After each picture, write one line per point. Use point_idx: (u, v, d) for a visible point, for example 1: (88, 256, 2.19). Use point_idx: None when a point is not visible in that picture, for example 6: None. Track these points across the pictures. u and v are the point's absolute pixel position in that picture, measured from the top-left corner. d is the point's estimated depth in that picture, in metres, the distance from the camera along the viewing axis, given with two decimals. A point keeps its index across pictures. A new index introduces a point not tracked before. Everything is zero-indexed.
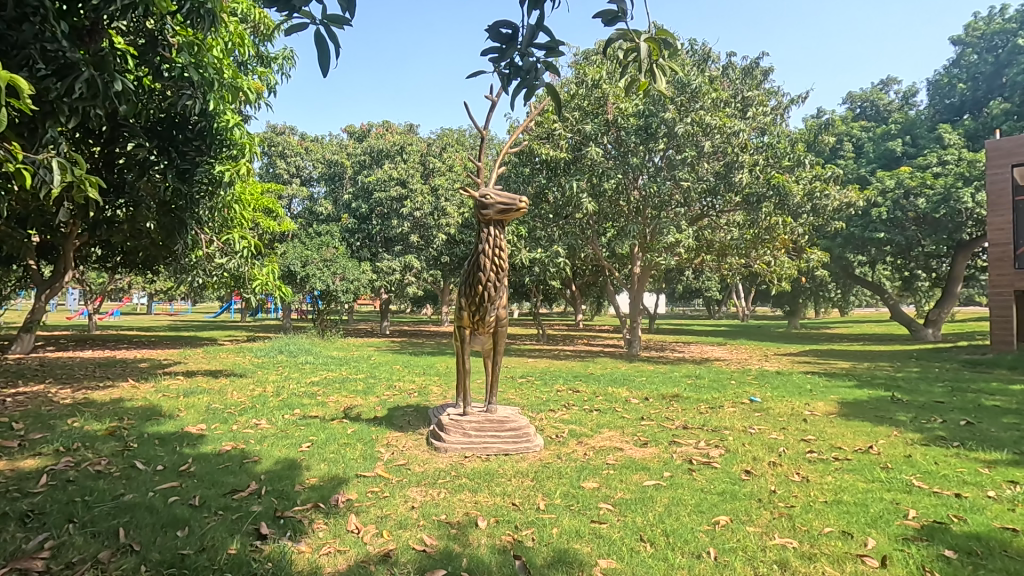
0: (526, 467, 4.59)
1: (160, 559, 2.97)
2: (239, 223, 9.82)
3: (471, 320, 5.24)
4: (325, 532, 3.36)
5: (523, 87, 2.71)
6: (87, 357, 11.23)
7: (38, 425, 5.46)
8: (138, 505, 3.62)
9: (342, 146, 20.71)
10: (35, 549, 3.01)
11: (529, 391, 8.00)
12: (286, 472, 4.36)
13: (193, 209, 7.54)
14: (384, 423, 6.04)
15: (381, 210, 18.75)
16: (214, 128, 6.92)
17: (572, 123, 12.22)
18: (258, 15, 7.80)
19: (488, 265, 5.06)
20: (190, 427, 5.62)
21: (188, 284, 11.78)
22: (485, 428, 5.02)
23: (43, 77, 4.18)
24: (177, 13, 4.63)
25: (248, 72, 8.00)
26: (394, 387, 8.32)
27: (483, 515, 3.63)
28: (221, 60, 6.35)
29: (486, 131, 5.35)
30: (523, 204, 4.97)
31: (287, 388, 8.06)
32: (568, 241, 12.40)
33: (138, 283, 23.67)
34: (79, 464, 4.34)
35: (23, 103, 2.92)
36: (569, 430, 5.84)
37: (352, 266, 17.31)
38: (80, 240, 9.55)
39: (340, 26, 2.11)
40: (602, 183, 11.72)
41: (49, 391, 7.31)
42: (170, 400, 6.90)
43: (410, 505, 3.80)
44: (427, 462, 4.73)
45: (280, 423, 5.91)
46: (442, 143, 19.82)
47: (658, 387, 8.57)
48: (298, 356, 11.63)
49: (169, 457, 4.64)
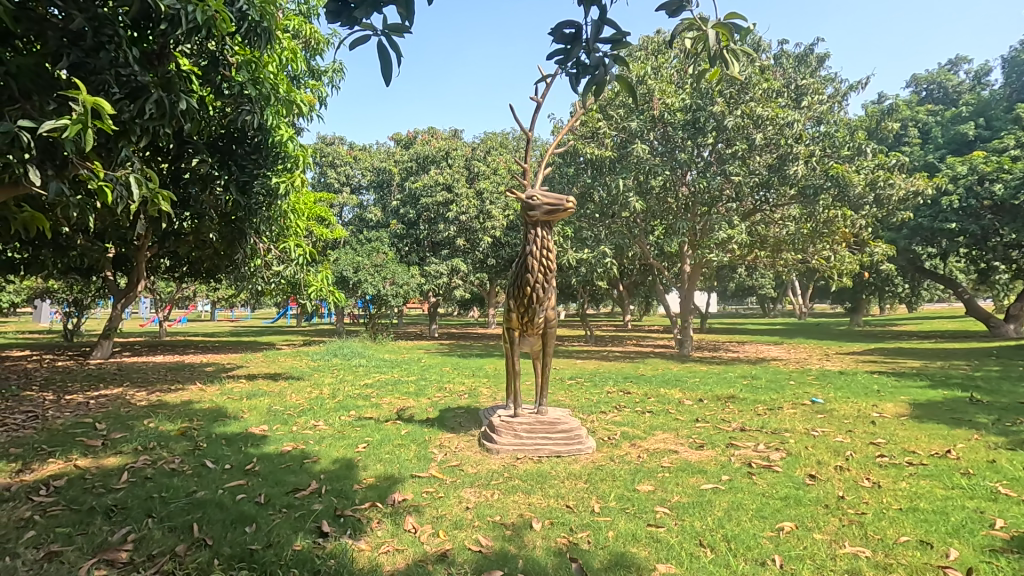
0: (579, 469, 4.56)
1: (232, 553, 3.11)
2: (294, 231, 10.18)
3: (520, 322, 5.23)
4: (384, 531, 3.44)
5: (592, 85, 2.68)
6: (159, 362, 11.89)
7: (119, 425, 5.84)
8: (210, 502, 3.81)
9: (390, 154, 21.33)
10: (120, 541, 3.22)
11: (580, 392, 7.94)
12: (344, 472, 4.49)
13: (252, 221, 7.99)
14: (436, 424, 6.13)
15: (428, 215, 19.05)
16: (270, 141, 7.23)
17: (617, 121, 12.13)
18: (309, 31, 8.12)
19: (537, 267, 5.04)
20: (253, 428, 5.86)
21: (247, 290, 12.32)
22: (537, 430, 5.01)
23: (117, 100, 4.41)
24: (235, 33, 4.92)
25: (301, 86, 8.34)
26: (444, 390, 8.41)
27: (538, 517, 3.62)
28: (277, 76, 6.63)
29: (532, 134, 5.39)
30: (571, 204, 4.95)
31: (342, 390, 8.30)
32: (615, 241, 12.22)
33: (203, 292, 24.91)
34: (155, 462, 4.61)
35: (103, 123, 3.50)
36: (622, 432, 5.75)
37: (401, 271, 17.61)
38: (151, 252, 10.15)
39: (401, 35, 2.15)
40: (649, 181, 11.49)
41: (125, 394, 7.77)
42: (234, 402, 7.23)
43: (465, 505, 3.84)
44: (480, 463, 4.75)
45: (337, 424, 6.09)
46: (486, 146, 19.98)
47: (713, 388, 8.32)
48: (350, 360, 11.95)
49: (236, 456, 4.85)
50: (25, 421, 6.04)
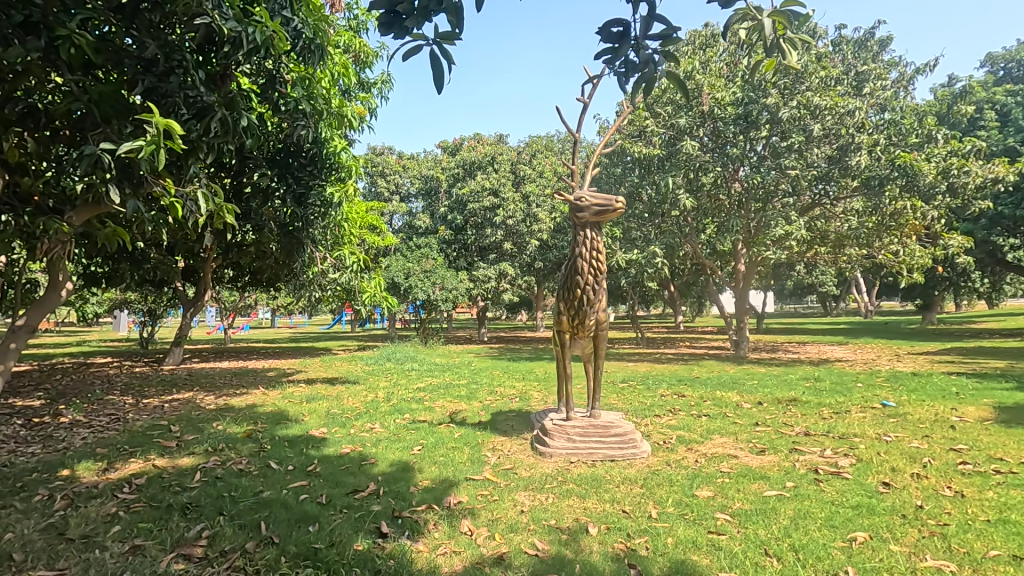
0: (635, 474, 4.47)
1: (297, 551, 3.23)
2: (349, 239, 10.52)
3: (570, 324, 5.19)
4: (440, 533, 3.48)
5: (643, 83, 2.63)
6: (225, 367, 12.53)
7: (190, 428, 6.18)
8: (275, 501, 3.96)
9: (437, 161, 21.73)
10: (195, 537, 3.41)
11: (632, 396, 7.79)
12: (400, 474, 4.57)
13: (308, 230, 8.32)
14: (488, 427, 6.16)
15: (475, 220, 19.26)
16: (323, 153, 7.47)
17: (665, 118, 11.91)
18: (358, 45, 8.39)
19: (587, 269, 5.00)
20: (313, 430, 6.08)
21: (305, 298, 12.80)
22: (590, 434, 4.96)
23: (185, 121, 4.63)
24: (290, 52, 5.14)
25: (352, 99, 8.61)
26: (495, 393, 8.45)
27: (594, 521, 3.57)
28: (329, 90, 6.86)
29: (580, 135, 5.38)
30: (620, 204, 4.89)
31: (396, 394, 8.48)
32: (664, 240, 11.97)
33: (263, 300, 26.06)
34: (224, 463, 4.85)
35: (173, 142, 3.73)
36: (678, 436, 5.60)
37: (450, 276, 17.87)
38: (216, 263, 10.70)
39: (452, 42, 2.18)
40: (700, 178, 11.21)
41: (196, 398, 8.21)
42: (295, 406, 7.52)
43: (520, 508, 3.84)
44: (533, 466, 4.75)
45: (392, 427, 6.23)
46: (531, 151, 20.07)
47: (773, 391, 8.00)
48: (403, 364, 12.21)
49: (298, 458, 5.04)
50: (108, 423, 6.49)
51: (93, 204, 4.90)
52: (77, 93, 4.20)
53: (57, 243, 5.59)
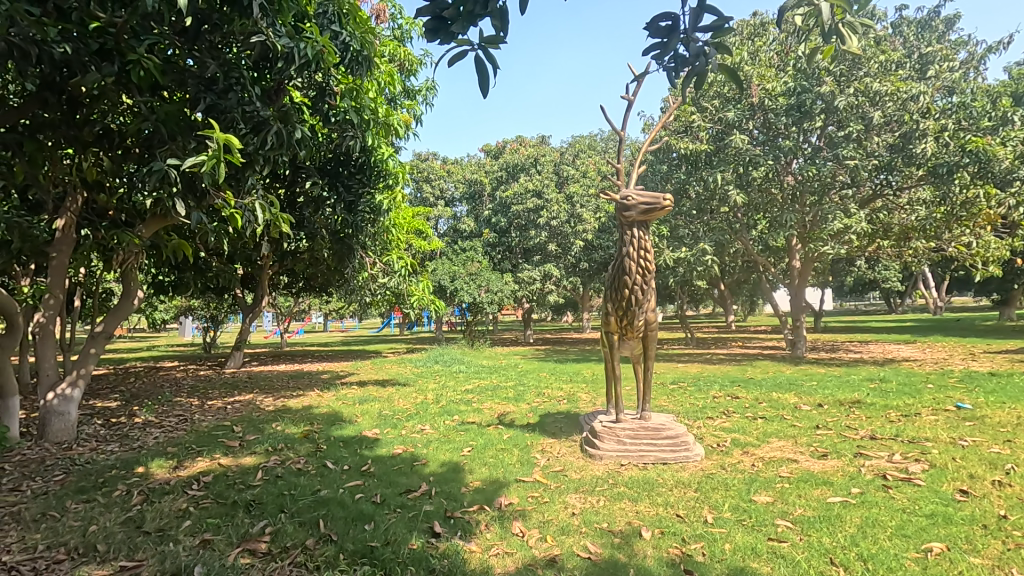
0: (688, 477, 4.37)
1: (355, 549, 3.32)
2: (397, 244, 10.75)
3: (619, 325, 5.12)
4: (493, 534, 3.50)
5: (693, 77, 2.55)
6: (282, 370, 13.05)
7: (252, 428, 6.47)
8: (333, 500, 4.09)
9: (481, 165, 21.97)
10: (259, 533, 3.56)
11: (683, 397, 7.61)
12: (451, 475, 4.63)
13: (359, 236, 8.56)
14: (536, 429, 6.16)
15: (520, 222, 19.30)
16: (372, 161, 7.66)
17: (712, 112, 11.62)
18: (403, 54, 8.58)
19: (635, 268, 4.92)
20: (366, 431, 6.24)
21: (356, 302, 13.16)
22: (641, 436, 4.88)
23: (244, 135, 4.84)
24: (340, 64, 5.29)
25: (398, 107, 8.81)
26: (543, 395, 8.44)
27: (647, 525, 3.51)
28: (376, 99, 7.04)
29: (625, 133, 5.31)
30: (668, 201, 4.78)
31: (444, 395, 8.60)
32: (714, 237, 11.65)
33: (316, 305, 26.97)
34: (283, 462, 5.05)
35: (232, 156, 3.91)
36: (732, 439, 5.43)
37: (496, 278, 17.97)
38: (272, 269, 11.17)
39: (497, 46, 2.19)
40: (750, 172, 10.86)
41: (255, 400, 8.59)
42: (349, 407, 7.74)
43: (571, 511, 3.81)
44: (584, 468, 4.71)
45: (442, 429, 6.32)
46: (574, 151, 20.26)
47: (833, 392, 7.64)
48: (451, 366, 12.37)
49: (353, 458, 5.19)
50: (177, 423, 6.88)
51: (160, 216, 5.22)
52: (146, 113, 4.47)
53: (128, 254, 6.00)
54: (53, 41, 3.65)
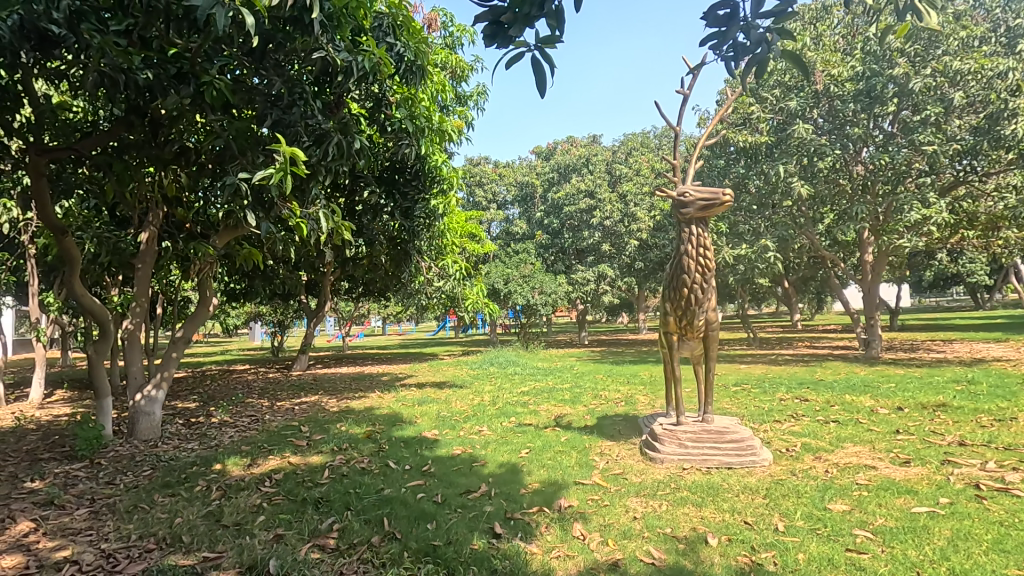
0: (756, 483, 4.19)
1: (418, 547, 3.38)
2: (452, 248, 10.92)
3: (678, 325, 4.99)
4: (553, 536, 3.49)
5: (755, 67, 2.43)
6: (344, 373, 13.52)
7: (318, 428, 6.74)
8: (396, 499, 4.19)
9: (532, 167, 22.06)
10: (327, 529, 3.70)
11: (748, 400, 7.33)
12: (510, 476, 4.65)
13: (415, 241, 8.76)
14: (595, 432, 6.08)
15: (572, 223, 19.20)
16: (426, 167, 7.83)
17: (773, 103, 11.16)
18: (455, 61, 8.74)
19: (694, 267, 4.78)
20: (426, 432, 6.36)
21: (413, 306, 13.46)
22: (704, 439, 4.72)
23: (308, 147, 5.07)
24: (395, 75, 5.46)
25: (450, 113, 8.97)
26: (600, 397, 8.34)
27: (714, 532, 3.39)
28: (429, 106, 7.19)
29: (680, 128, 5.18)
30: (729, 196, 4.61)
31: (501, 397, 8.65)
32: (777, 233, 11.16)
33: (375, 310, 27.81)
34: (348, 461, 5.23)
35: (297, 167, 4.11)
36: (803, 444, 5.17)
37: (549, 280, 17.93)
38: (334, 275, 11.60)
39: (553, 46, 2.18)
40: (815, 164, 10.34)
41: (321, 401, 8.96)
42: (408, 408, 7.92)
43: (632, 515, 3.74)
44: (645, 472, 4.60)
45: (500, 430, 6.35)
46: (627, 149, 19.83)
47: (915, 395, 7.13)
48: (506, 368, 12.43)
49: (414, 458, 5.31)
50: (250, 423, 7.26)
51: (233, 227, 5.54)
52: (219, 131, 4.76)
53: (205, 262, 6.40)
54: (137, 68, 3.95)
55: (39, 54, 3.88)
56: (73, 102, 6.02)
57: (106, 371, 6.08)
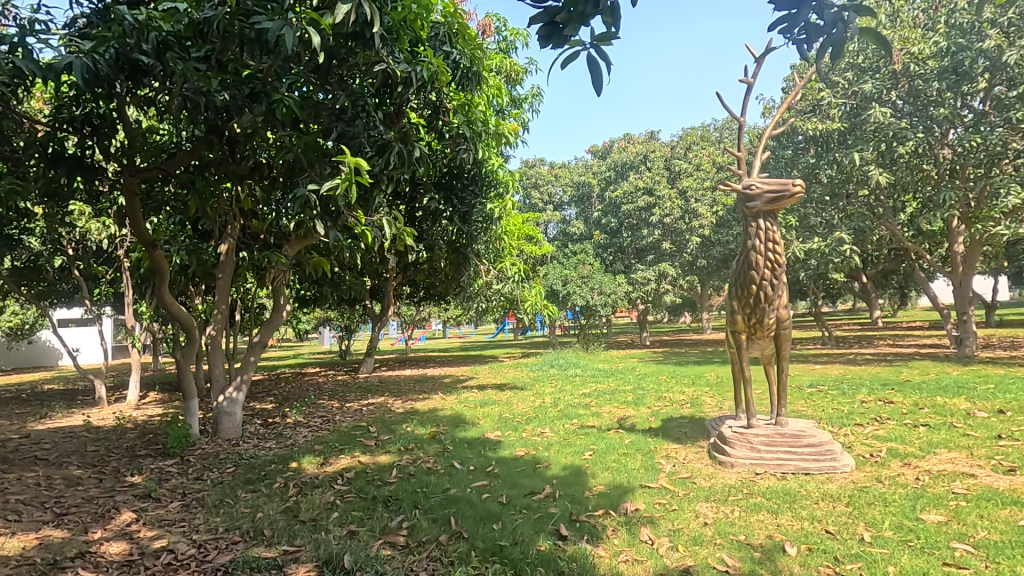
0: (837, 490, 3.95)
1: (485, 547, 3.42)
2: (510, 251, 10.99)
3: (746, 324, 4.79)
4: (620, 540, 3.43)
5: (833, 52, 2.26)
6: (408, 375, 13.89)
7: (385, 429, 6.96)
8: (462, 499, 4.26)
9: (588, 167, 21.93)
10: (397, 527, 3.81)
11: (825, 402, 6.93)
12: (574, 479, 4.61)
13: (473, 245, 8.88)
14: (660, 434, 5.94)
15: (631, 221, 18.88)
16: (483, 172, 7.92)
17: (845, 86, 10.55)
18: (509, 64, 8.81)
19: (762, 262, 4.58)
20: (489, 433, 6.43)
21: (473, 309, 13.63)
22: (777, 443, 4.51)
23: (370, 157, 5.25)
24: (452, 83, 5.57)
25: (506, 117, 9.04)
26: (664, 398, 8.14)
27: (792, 540, 3.23)
28: (485, 111, 7.27)
29: (745, 118, 4.97)
30: (799, 187, 4.39)
31: (562, 399, 8.61)
32: (853, 224, 10.51)
33: (436, 314, 28.42)
34: (415, 461, 5.36)
35: (361, 177, 4.27)
36: (889, 449, 4.82)
37: (608, 280, 17.67)
38: (396, 281, 11.95)
39: (609, 43, 2.15)
40: (895, 149, 9.65)
41: (387, 403, 9.24)
42: (471, 410, 8.03)
43: (703, 521, 3.62)
44: (714, 476, 4.44)
45: (562, 432, 6.33)
46: (686, 143, 19.30)
47: (1019, 397, 6.50)
48: (567, 370, 12.36)
49: (478, 459, 5.37)
50: (321, 423, 7.59)
51: (303, 236, 5.82)
52: (289, 146, 5.02)
53: (278, 271, 6.75)
54: (215, 90, 4.24)
55: (132, 83, 4.25)
56: (160, 126, 6.53)
57: (193, 375, 6.52)
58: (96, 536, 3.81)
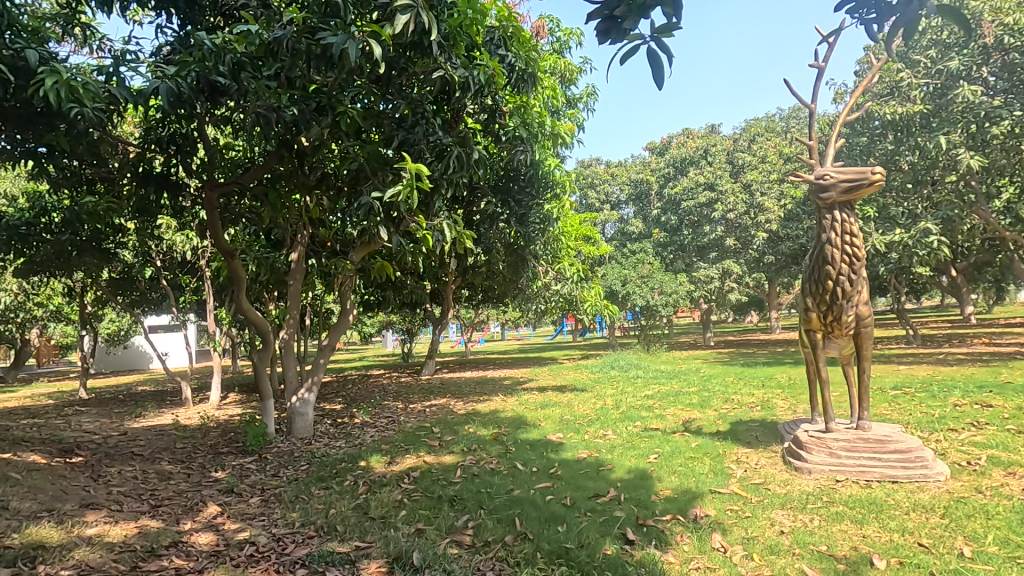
0: (931, 500, 3.65)
1: (551, 549, 3.40)
2: (567, 252, 10.92)
3: (822, 322, 4.52)
4: (690, 546, 3.32)
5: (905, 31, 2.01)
6: (469, 377, 14.06)
7: (449, 430, 7.07)
8: (525, 500, 4.26)
9: (646, 164, 21.54)
10: (463, 526, 3.86)
11: (913, 405, 6.44)
12: (639, 482, 4.51)
13: (531, 246, 8.89)
14: (729, 438, 5.71)
15: (692, 218, 18.33)
16: (540, 173, 7.93)
17: (928, 65, 9.82)
18: (563, 64, 8.78)
19: (839, 257, 4.31)
20: (551, 435, 6.40)
21: (531, 310, 13.64)
22: (859, 449, 4.23)
23: (430, 163, 5.37)
24: (508, 86, 5.62)
25: (561, 117, 9.02)
26: (732, 401, 7.83)
27: (880, 552, 3.02)
28: (541, 112, 7.28)
29: (816, 105, 4.71)
30: (879, 174, 4.10)
31: (624, 401, 8.46)
32: (940, 214, 9.73)
33: (494, 316, 28.66)
34: (478, 462, 5.42)
35: (422, 182, 4.38)
36: (989, 457, 4.42)
37: (669, 279, 17.19)
38: (456, 284, 12.15)
39: (671, 34, 2.06)
40: (988, 129, 8.84)
41: (448, 404, 9.39)
42: (532, 412, 8.03)
43: (779, 529, 3.44)
44: (790, 483, 4.21)
45: (625, 434, 6.22)
46: (749, 135, 18.61)
47: None
48: (628, 371, 12.14)
49: (540, 460, 5.36)
50: (387, 424, 7.82)
51: (367, 242, 6.02)
52: (353, 155, 5.21)
53: (344, 276, 7.01)
54: (285, 106, 4.48)
55: (211, 104, 4.57)
56: (235, 143, 6.96)
57: (268, 376, 6.88)
58: (186, 527, 4.09)
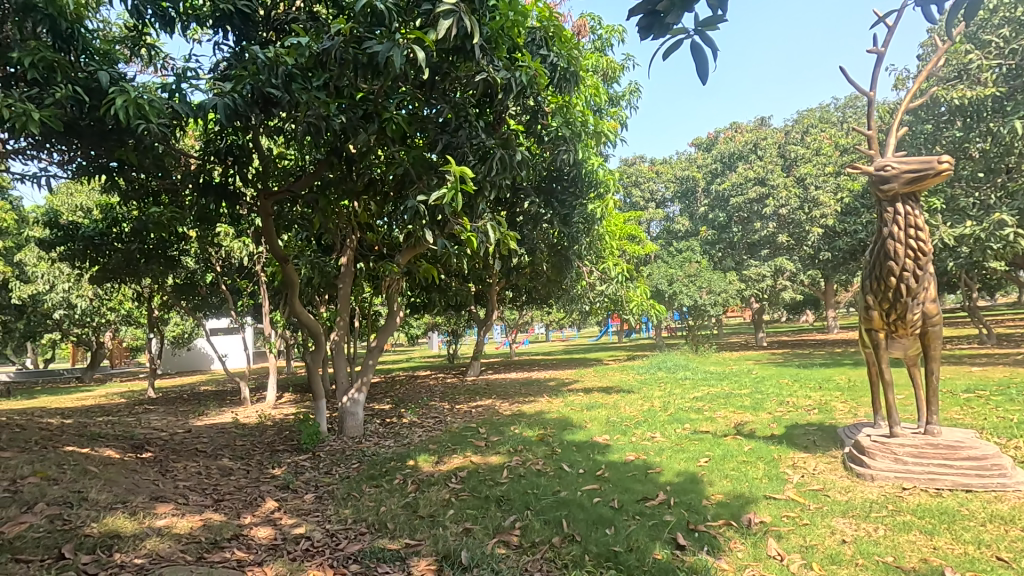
0: (1010, 511, 3.40)
1: (599, 552, 3.36)
2: (612, 251, 10.79)
3: (885, 320, 4.28)
4: (744, 553, 3.21)
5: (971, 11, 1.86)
6: (513, 378, 14.09)
7: (494, 430, 7.10)
8: (572, 502, 4.23)
9: (692, 160, 21.09)
10: (510, 527, 3.87)
11: (988, 409, 6.01)
12: (689, 486, 4.40)
13: (575, 246, 8.83)
14: (784, 442, 5.50)
15: (741, 215, 17.76)
16: (582, 172, 7.87)
17: (1000, 45, 9.18)
18: (605, 62, 8.69)
19: (903, 251, 4.07)
20: (597, 437, 6.34)
21: (575, 311, 13.54)
22: (928, 455, 3.99)
23: (474, 165, 5.41)
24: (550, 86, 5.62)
25: (604, 116, 8.93)
26: (787, 403, 7.53)
27: (952, 566, 2.83)
28: (583, 111, 7.22)
29: (875, 92, 4.48)
30: (946, 163, 3.85)
31: (672, 403, 8.28)
32: (1016, 204, 9.05)
33: (538, 318, 28.60)
34: (524, 463, 5.42)
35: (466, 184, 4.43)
36: None
37: (718, 278, 16.69)
38: (499, 285, 12.20)
39: (716, 25, 2.00)
40: None
41: (494, 405, 9.43)
42: (577, 413, 7.96)
43: (840, 538, 3.28)
44: (851, 490, 4.01)
45: (674, 437, 6.08)
46: (802, 127, 17.93)
47: None
48: (676, 373, 11.87)
49: (587, 462, 5.31)
50: (433, 424, 7.92)
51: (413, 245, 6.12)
52: (399, 160, 5.30)
53: (391, 279, 7.16)
54: (333, 114, 4.63)
55: (264, 115, 4.76)
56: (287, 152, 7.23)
57: (320, 377, 7.10)
58: (247, 521, 4.27)
